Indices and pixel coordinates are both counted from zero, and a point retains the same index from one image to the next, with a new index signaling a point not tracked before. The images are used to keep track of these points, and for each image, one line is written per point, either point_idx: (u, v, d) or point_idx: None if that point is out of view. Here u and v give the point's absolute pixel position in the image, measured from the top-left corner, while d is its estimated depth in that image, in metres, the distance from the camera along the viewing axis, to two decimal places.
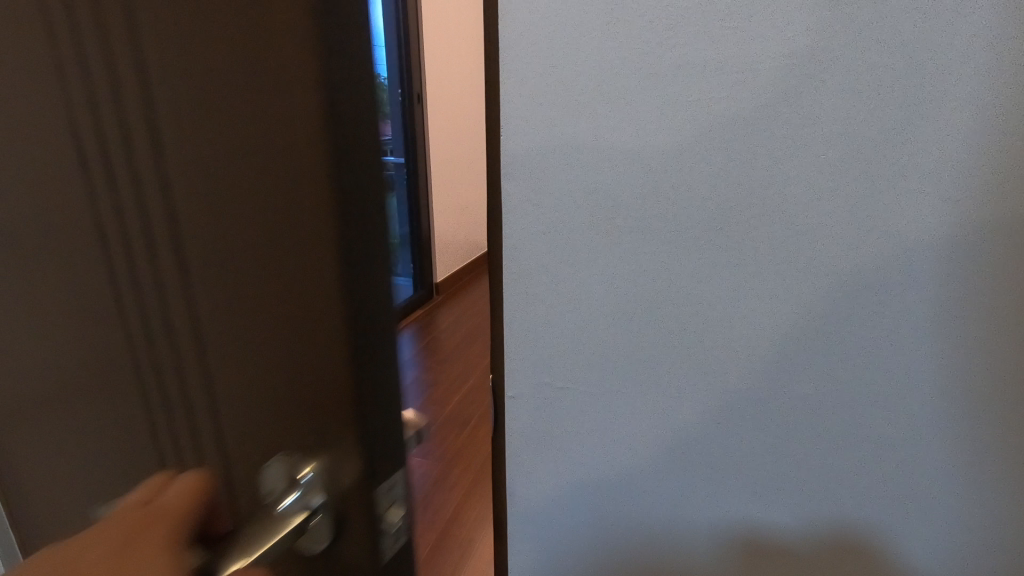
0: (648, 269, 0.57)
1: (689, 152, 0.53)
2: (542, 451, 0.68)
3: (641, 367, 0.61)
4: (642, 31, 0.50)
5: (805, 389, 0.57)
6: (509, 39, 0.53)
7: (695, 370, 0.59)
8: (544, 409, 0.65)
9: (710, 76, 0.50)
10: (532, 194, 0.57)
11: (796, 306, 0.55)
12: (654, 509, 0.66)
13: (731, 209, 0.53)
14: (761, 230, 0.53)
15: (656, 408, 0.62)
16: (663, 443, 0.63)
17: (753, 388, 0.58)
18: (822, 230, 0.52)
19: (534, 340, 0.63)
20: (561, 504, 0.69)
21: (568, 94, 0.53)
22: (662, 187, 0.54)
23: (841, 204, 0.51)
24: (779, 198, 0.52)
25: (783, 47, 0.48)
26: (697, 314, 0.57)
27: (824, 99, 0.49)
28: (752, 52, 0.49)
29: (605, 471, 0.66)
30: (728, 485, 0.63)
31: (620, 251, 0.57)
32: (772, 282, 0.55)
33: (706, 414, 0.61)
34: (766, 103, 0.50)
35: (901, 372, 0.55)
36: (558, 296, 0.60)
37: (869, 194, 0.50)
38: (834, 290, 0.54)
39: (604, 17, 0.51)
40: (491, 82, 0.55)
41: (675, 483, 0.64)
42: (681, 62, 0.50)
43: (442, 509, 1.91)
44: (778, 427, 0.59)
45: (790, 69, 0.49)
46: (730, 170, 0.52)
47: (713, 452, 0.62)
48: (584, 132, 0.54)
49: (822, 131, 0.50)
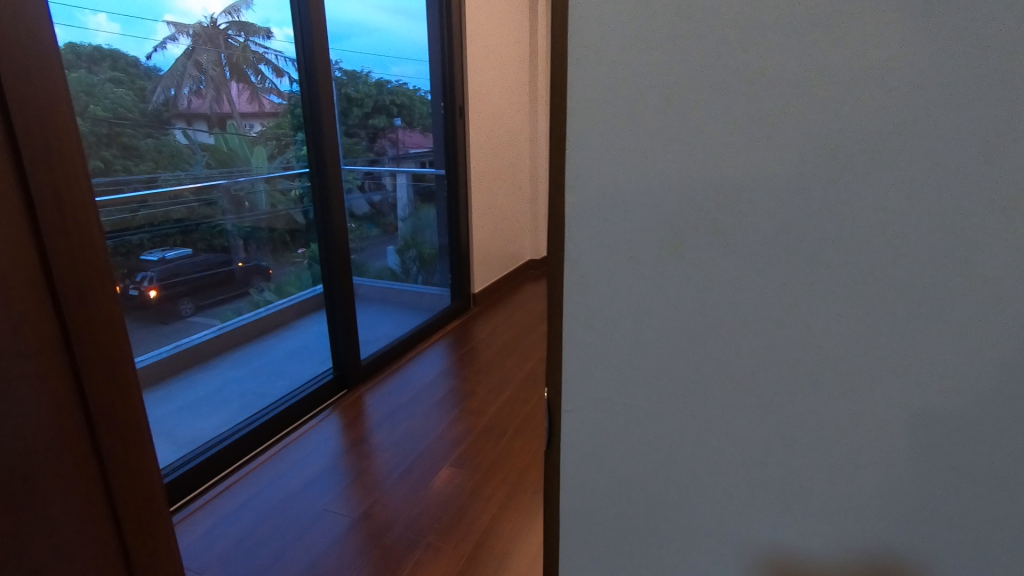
0: (712, 287, 0.57)
1: (759, 172, 0.52)
2: (600, 461, 0.69)
3: (703, 384, 0.61)
4: (708, 53, 0.50)
5: (878, 417, 0.55)
6: (578, 61, 0.55)
7: (759, 392, 0.59)
8: (604, 419, 0.66)
9: (786, 88, 0.49)
10: (598, 210, 0.59)
11: (870, 333, 0.53)
12: (715, 527, 0.66)
13: (800, 232, 0.53)
14: (833, 253, 0.52)
15: (716, 427, 0.62)
16: (724, 461, 0.63)
17: (821, 412, 0.57)
18: (900, 255, 0.50)
19: (596, 352, 0.64)
20: (618, 516, 0.70)
21: (633, 116, 0.54)
22: (729, 209, 0.54)
23: (919, 229, 0.49)
24: (852, 221, 0.51)
25: (859, 69, 0.48)
26: (760, 336, 0.57)
27: (899, 119, 0.48)
28: (835, 63, 0.48)
29: (663, 485, 0.66)
30: (793, 510, 0.61)
31: (685, 268, 0.57)
32: (844, 306, 0.53)
33: (770, 436, 0.60)
34: (840, 124, 0.49)
35: (984, 405, 0.52)
36: (621, 312, 0.61)
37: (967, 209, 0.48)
38: (912, 318, 0.52)
39: (673, 40, 0.51)
40: (559, 101, 0.57)
41: (734, 502, 0.64)
42: (751, 84, 0.50)
43: (483, 514, 1.93)
44: (846, 453, 0.57)
45: (867, 90, 0.48)
46: (802, 192, 0.52)
47: (775, 474, 0.61)
48: (650, 152, 0.55)
49: (900, 154, 0.48)
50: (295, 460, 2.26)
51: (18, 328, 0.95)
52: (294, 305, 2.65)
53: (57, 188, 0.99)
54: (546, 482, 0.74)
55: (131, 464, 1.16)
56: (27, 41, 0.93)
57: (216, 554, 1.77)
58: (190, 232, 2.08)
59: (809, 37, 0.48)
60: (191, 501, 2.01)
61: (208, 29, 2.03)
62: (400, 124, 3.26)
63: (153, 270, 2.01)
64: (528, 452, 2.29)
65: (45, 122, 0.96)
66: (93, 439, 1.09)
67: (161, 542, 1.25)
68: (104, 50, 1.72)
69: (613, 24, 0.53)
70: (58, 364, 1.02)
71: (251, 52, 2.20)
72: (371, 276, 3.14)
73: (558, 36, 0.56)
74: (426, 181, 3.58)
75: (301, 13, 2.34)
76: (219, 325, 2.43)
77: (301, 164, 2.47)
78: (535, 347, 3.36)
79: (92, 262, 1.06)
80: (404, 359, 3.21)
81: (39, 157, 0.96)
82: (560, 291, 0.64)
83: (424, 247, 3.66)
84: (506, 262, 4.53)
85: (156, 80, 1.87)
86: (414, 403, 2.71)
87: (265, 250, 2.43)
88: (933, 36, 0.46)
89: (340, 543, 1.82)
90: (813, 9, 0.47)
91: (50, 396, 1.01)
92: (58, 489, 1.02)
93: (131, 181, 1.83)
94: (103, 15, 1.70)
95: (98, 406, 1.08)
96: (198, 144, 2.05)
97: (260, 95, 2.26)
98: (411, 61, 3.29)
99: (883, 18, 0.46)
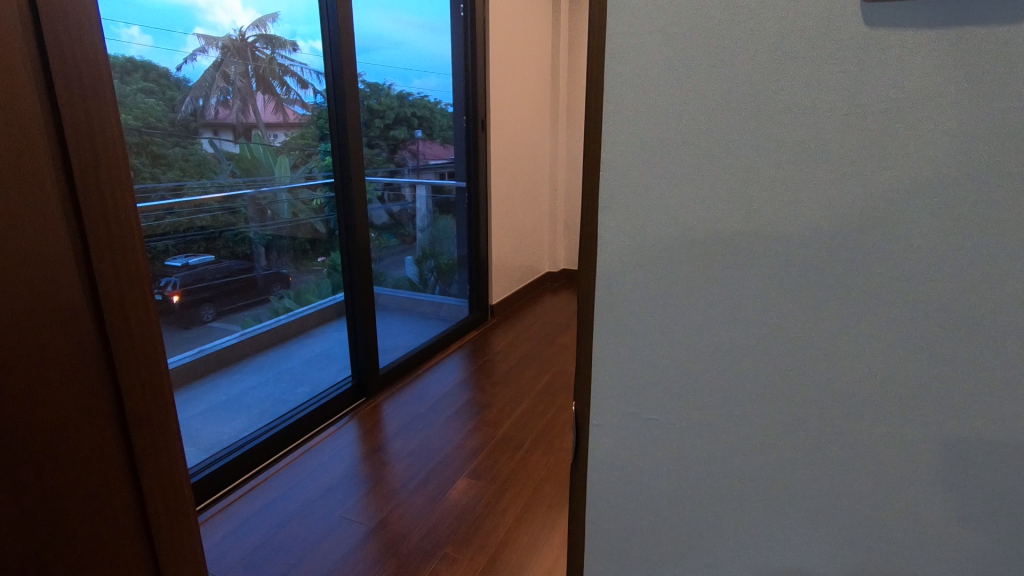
0: (740, 307, 0.58)
1: (788, 195, 0.54)
2: (625, 475, 0.70)
3: (730, 402, 0.61)
4: (735, 81, 0.52)
5: (906, 440, 0.56)
6: (613, 86, 0.57)
7: (785, 411, 0.59)
8: (632, 433, 0.68)
9: (813, 118, 0.51)
10: (629, 228, 0.60)
11: (899, 356, 0.53)
12: (740, 545, 0.66)
13: (828, 254, 0.54)
14: (862, 275, 0.53)
15: (738, 444, 0.62)
16: (750, 479, 0.63)
17: (849, 433, 0.57)
18: (929, 279, 0.51)
19: (624, 367, 0.65)
20: (642, 530, 0.71)
21: (666, 139, 0.56)
22: (758, 229, 0.55)
23: (947, 255, 0.50)
24: (881, 245, 0.52)
25: (890, 97, 0.48)
26: (789, 356, 0.57)
27: (922, 149, 0.49)
28: (863, 92, 0.49)
29: (688, 501, 0.67)
30: (819, 532, 0.62)
31: (713, 287, 0.59)
32: (873, 328, 0.54)
33: (796, 455, 0.60)
34: (870, 150, 0.50)
35: (1017, 431, 0.52)
36: (650, 328, 0.63)
37: (992, 236, 0.48)
38: (943, 342, 0.52)
39: (702, 69, 0.53)
40: (593, 124, 0.59)
41: (760, 520, 0.64)
42: (777, 112, 0.52)
43: (499, 525, 1.94)
44: (874, 474, 0.58)
45: (897, 117, 0.49)
46: (832, 215, 0.53)
47: (801, 494, 0.61)
48: (681, 174, 0.56)
49: (930, 180, 0.49)
50: (314, 466, 2.29)
51: (64, 332, 0.99)
52: (315, 313, 2.67)
53: (104, 198, 1.03)
54: (571, 494, 0.75)
55: (162, 466, 1.20)
56: (81, 58, 0.97)
57: (238, 557, 1.80)
58: (213, 239, 2.12)
59: (841, 65, 0.49)
60: (214, 504, 2.06)
61: (236, 42, 2.08)
62: (421, 136, 3.31)
63: (176, 276, 2.03)
64: (544, 465, 2.29)
65: (95, 135, 1.01)
66: (128, 441, 1.12)
67: (188, 544, 1.28)
68: (137, 61, 1.77)
69: (648, 51, 0.55)
70: (99, 367, 1.06)
71: (277, 64, 2.26)
72: (389, 285, 3.17)
73: (593, 62, 0.58)
74: (445, 192, 3.62)
75: (330, 31, 2.44)
76: (241, 333, 2.37)
77: (325, 173, 2.55)
78: (552, 360, 3.36)
79: (132, 270, 1.10)
80: (421, 369, 3.24)
81: (88, 168, 1.00)
82: (586, 310, 0.66)
83: (442, 258, 3.69)
84: (524, 274, 4.55)
85: (186, 90, 1.93)
86: (431, 412, 2.73)
87: (286, 257, 2.46)
88: (953, 68, 0.46)
89: (357, 550, 1.83)
90: (847, 39, 0.48)
91: (91, 397, 1.05)
92: (94, 488, 1.06)
93: (159, 189, 1.89)
94: (137, 28, 1.76)
95: (133, 409, 1.12)
96: (224, 153, 2.10)
97: (285, 106, 2.32)
98: (433, 75, 3.34)
99: (916, 48, 0.47)
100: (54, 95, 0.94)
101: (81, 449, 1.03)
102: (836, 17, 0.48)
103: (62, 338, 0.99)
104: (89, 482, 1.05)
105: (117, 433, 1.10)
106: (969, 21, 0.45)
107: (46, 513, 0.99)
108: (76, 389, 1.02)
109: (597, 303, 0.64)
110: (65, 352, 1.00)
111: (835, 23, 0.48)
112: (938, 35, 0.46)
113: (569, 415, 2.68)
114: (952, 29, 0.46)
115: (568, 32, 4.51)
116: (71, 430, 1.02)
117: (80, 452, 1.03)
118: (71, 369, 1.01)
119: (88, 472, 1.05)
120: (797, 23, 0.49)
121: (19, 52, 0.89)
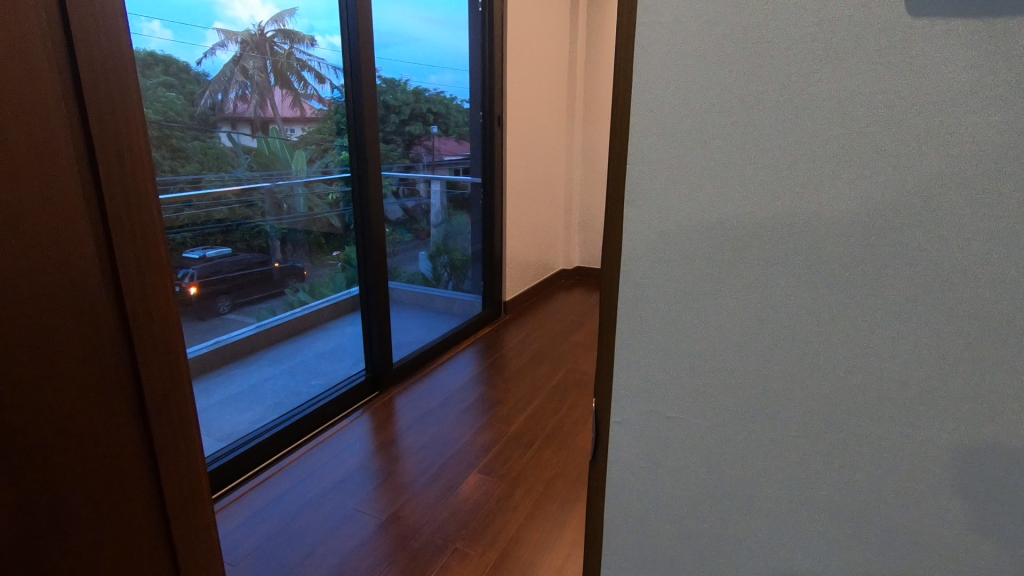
0: (768, 304, 0.57)
1: (823, 189, 0.52)
2: (645, 474, 0.69)
3: (756, 401, 0.60)
4: (768, 74, 0.51)
5: (940, 443, 0.54)
6: (642, 79, 0.56)
7: (813, 412, 0.58)
8: (654, 432, 0.67)
9: (845, 113, 0.50)
10: (655, 224, 0.59)
11: (936, 358, 0.52)
12: (764, 549, 0.64)
13: (863, 249, 0.52)
14: (898, 274, 0.51)
15: (761, 447, 0.61)
16: (775, 481, 0.62)
17: (880, 436, 0.56)
18: (968, 279, 0.49)
19: (644, 364, 0.64)
20: (663, 530, 0.70)
21: (694, 132, 0.55)
22: (789, 224, 0.54)
23: (986, 257, 0.48)
24: (919, 241, 0.50)
25: (931, 91, 0.47)
26: (817, 356, 0.56)
27: (961, 144, 0.47)
28: (900, 86, 0.47)
29: (710, 501, 0.66)
30: (847, 538, 0.60)
31: (741, 283, 0.57)
32: (910, 329, 0.52)
33: (822, 458, 0.59)
34: (908, 145, 0.48)
35: None
36: (674, 325, 0.61)
37: None
38: (980, 344, 0.50)
39: (732, 63, 0.52)
40: (620, 117, 0.58)
41: (784, 523, 0.63)
42: (809, 107, 0.51)
43: (510, 522, 1.93)
44: (906, 478, 0.56)
45: (938, 112, 0.47)
46: (863, 211, 0.51)
47: (829, 497, 0.59)
48: (710, 168, 0.55)
49: (971, 177, 0.47)
50: (327, 458, 2.31)
51: (85, 319, 1.00)
52: (329, 306, 2.68)
53: (127, 189, 1.04)
54: (589, 491, 0.75)
55: (180, 455, 1.21)
56: (106, 49, 0.98)
57: (250, 547, 1.82)
58: (230, 231, 2.14)
59: (879, 56, 0.48)
60: (228, 493, 2.08)
61: (255, 37, 2.09)
62: (436, 132, 3.30)
63: (194, 268, 2.05)
64: (556, 462, 2.28)
65: (118, 127, 1.02)
66: (146, 429, 1.14)
67: (204, 533, 1.29)
68: (158, 55, 1.79)
69: (677, 43, 0.54)
70: (120, 355, 1.07)
71: (295, 59, 2.26)
72: (403, 280, 3.17)
73: (621, 55, 0.57)
74: (460, 188, 3.61)
75: (349, 27, 2.45)
76: (256, 324, 2.40)
77: (341, 168, 2.56)
78: (565, 358, 3.34)
79: (154, 258, 1.11)
80: (433, 364, 3.25)
81: (111, 159, 1.01)
82: (608, 307, 0.65)
83: (456, 254, 3.69)
84: (537, 271, 4.53)
85: (205, 84, 1.94)
86: (443, 407, 2.74)
87: (302, 251, 2.47)
88: (994, 64, 0.45)
89: (369, 543, 1.84)
90: (886, 30, 0.47)
91: (111, 385, 1.06)
92: (112, 475, 1.08)
93: (178, 181, 1.91)
94: (158, 22, 1.78)
95: (152, 396, 1.13)
96: (241, 147, 2.12)
97: (303, 101, 2.33)
98: (449, 71, 3.32)
99: (960, 38, 0.45)
100: (79, 87, 0.95)
101: (98, 435, 1.05)
102: (875, 9, 0.47)
103: (84, 324, 1.00)
104: (107, 468, 1.07)
105: (136, 421, 1.12)
106: (1019, 11, 0.43)
107: (65, 499, 1.00)
108: (97, 374, 1.03)
109: (620, 299, 0.63)
110: (87, 338, 1.01)
111: (875, 14, 0.47)
112: (982, 26, 0.45)
113: (582, 413, 2.66)
114: (997, 20, 0.44)
115: (586, 28, 4.47)
116: (91, 415, 1.03)
117: (98, 437, 1.05)
118: (93, 354, 1.03)
119: (107, 457, 1.07)
120: (835, 15, 0.48)
121: (46, 43, 0.89)
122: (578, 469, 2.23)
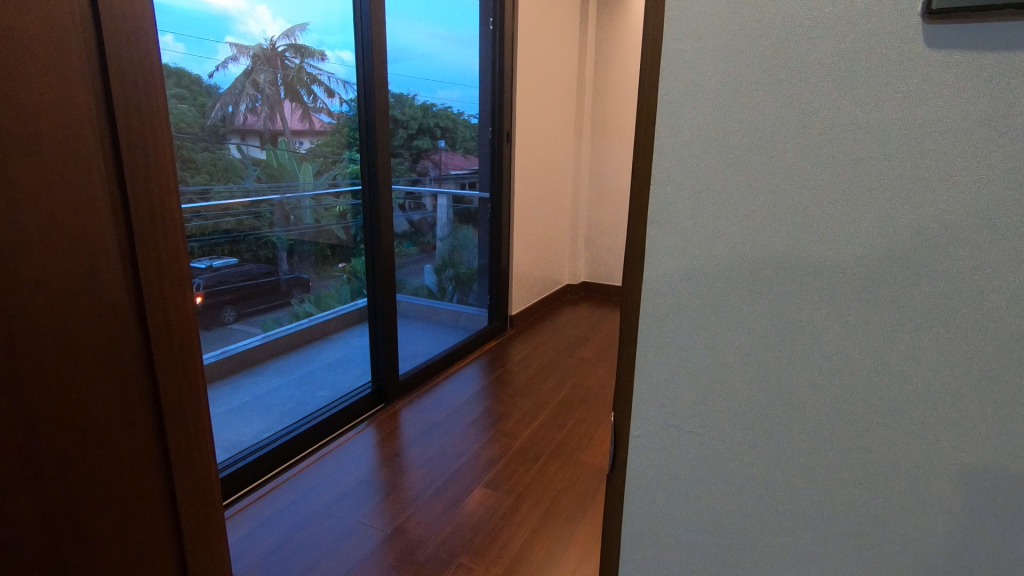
0: (788, 323, 0.58)
1: (844, 210, 0.53)
2: (664, 487, 0.69)
3: (775, 419, 0.61)
4: (793, 104, 0.53)
5: (954, 464, 0.54)
6: (667, 99, 0.58)
7: (833, 427, 0.58)
8: (672, 446, 0.67)
9: (866, 139, 0.51)
10: (677, 243, 0.61)
11: (954, 376, 0.52)
12: (777, 564, 0.65)
13: (883, 273, 0.53)
14: (920, 296, 0.52)
15: (780, 463, 0.62)
16: (793, 496, 0.62)
17: (900, 454, 0.56)
18: (984, 303, 0.50)
19: (665, 381, 0.65)
20: (681, 546, 0.70)
21: (717, 156, 0.57)
22: (809, 248, 0.55)
23: (1000, 287, 0.50)
24: (938, 268, 0.51)
25: (950, 127, 0.48)
26: (835, 375, 0.57)
27: (982, 173, 0.48)
28: (921, 115, 0.49)
29: (728, 514, 0.66)
30: (861, 555, 0.60)
31: (761, 304, 0.58)
32: (932, 350, 0.53)
33: (844, 476, 0.59)
34: (933, 164, 0.49)
35: None
36: (695, 340, 0.63)
37: None
38: (1000, 368, 0.51)
39: (759, 91, 0.54)
40: (644, 137, 0.60)
41: (801, 541, 0.63)
42: (831, 134, 0.52)
43: (516, 537, 1.93)
44: (919, 497, 0.56)
45: (954, 139, 0.48)
46: (885, 236, 0.52)
47: (844, 515, 0.60)
48: (731, 189, 0.57)
49: (986, 203, 0.49)
50: (332, 469, 2.31)
51: (107, 329, 1.02)
52: (337, 317, 2.70)
53: (152, 204, 1.07)
54: (607, 505, 0.75)
55: (193, 461, 1.22)
56: (136, 64, 1.01)
57: (256, 557, 1.82)
58: (237, 242, 2.17)
59: (901, 86, 0.49)
60: (236, 501, 2.10)
61: (266, 51, 2.13)
62: (444, 146, 3.33)
63: (200, 278, 2.10)
64: (562, 477, 2.27)
65: (146, 143, 1.05)
66: (162, 435, 1.15)
67: (213, 542, 1.30)
68: (171, 68, 1.83)
69: (705, 72, 0.55)
70: (139, 361, 1.09)
71: (305, 73, 2.30)
72: (409, 292, 3.19)
73: (646, 82, 0.59)
74: (466, 202, 3.64)
75: (362, 43, 2.50)
76: (262, 334, 2.46)
77: (350, 180, 2.59)
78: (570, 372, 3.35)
79: (173, 262, 1.13)
80: (439, 377, 3.25)
81: (138, 173, 1.04)
82: (629, 325, 0.66)
83: (461, 266, 3.71)
84: (543, 285, 4.55)
85: (216, 97, 1.98)
86: (449, 420, 2.75)
87: (308, 262, 2.49)
88: (1011, 98, 0.46)
89: (374, 555, 1.84)
90: (906, 61, 0.49)
91: (130, 390, 1.08)
92: (127, 480, 1.09)
93: (187, 191, 1.95)
94: (171, 35, 1.81)
95: (168, 399, 1.14)
96: (251, 159, 2.15)
97: (312, 114, 2.36)
98: (456, 87, 3.36)
99: (979, 74, 0.47)
100: (109, 100, 0.97)
101: (116, 437, 1.06)
102: (898, 39, 0.48)
103: (106, 329, 1.02)
104: (122, 472, 1.08)
105: (152, 430, 1.13)
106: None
107: (81, 504, 1.01)
108: (118, 376, 1.05)
109: (642, 313, 0.65)
110: (110, 344, 1.03)
111: (890, 41, 0.49)
112: (1003, 60, 0.46)
113: (587, 428, 2.67)
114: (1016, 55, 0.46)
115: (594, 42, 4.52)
116: (110, 417, 1.04)
117: (115, 439, 1.06)
118: (117, 357, 1.04)
119: (125, 461, 1.08)
120: (849, 40, 0.50)
121: (80, 61, 0.93)
122: (584, 485, 2.22)
